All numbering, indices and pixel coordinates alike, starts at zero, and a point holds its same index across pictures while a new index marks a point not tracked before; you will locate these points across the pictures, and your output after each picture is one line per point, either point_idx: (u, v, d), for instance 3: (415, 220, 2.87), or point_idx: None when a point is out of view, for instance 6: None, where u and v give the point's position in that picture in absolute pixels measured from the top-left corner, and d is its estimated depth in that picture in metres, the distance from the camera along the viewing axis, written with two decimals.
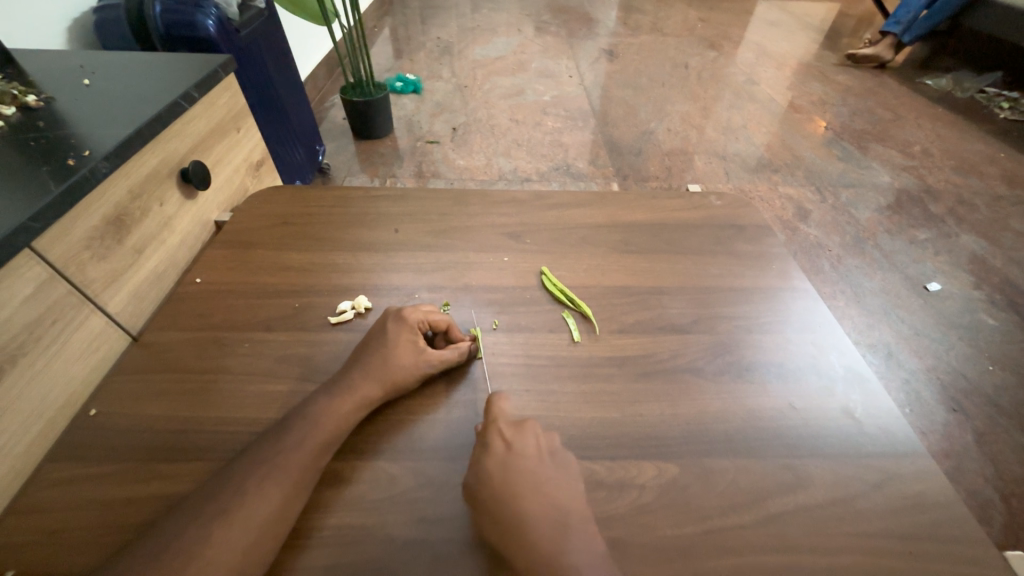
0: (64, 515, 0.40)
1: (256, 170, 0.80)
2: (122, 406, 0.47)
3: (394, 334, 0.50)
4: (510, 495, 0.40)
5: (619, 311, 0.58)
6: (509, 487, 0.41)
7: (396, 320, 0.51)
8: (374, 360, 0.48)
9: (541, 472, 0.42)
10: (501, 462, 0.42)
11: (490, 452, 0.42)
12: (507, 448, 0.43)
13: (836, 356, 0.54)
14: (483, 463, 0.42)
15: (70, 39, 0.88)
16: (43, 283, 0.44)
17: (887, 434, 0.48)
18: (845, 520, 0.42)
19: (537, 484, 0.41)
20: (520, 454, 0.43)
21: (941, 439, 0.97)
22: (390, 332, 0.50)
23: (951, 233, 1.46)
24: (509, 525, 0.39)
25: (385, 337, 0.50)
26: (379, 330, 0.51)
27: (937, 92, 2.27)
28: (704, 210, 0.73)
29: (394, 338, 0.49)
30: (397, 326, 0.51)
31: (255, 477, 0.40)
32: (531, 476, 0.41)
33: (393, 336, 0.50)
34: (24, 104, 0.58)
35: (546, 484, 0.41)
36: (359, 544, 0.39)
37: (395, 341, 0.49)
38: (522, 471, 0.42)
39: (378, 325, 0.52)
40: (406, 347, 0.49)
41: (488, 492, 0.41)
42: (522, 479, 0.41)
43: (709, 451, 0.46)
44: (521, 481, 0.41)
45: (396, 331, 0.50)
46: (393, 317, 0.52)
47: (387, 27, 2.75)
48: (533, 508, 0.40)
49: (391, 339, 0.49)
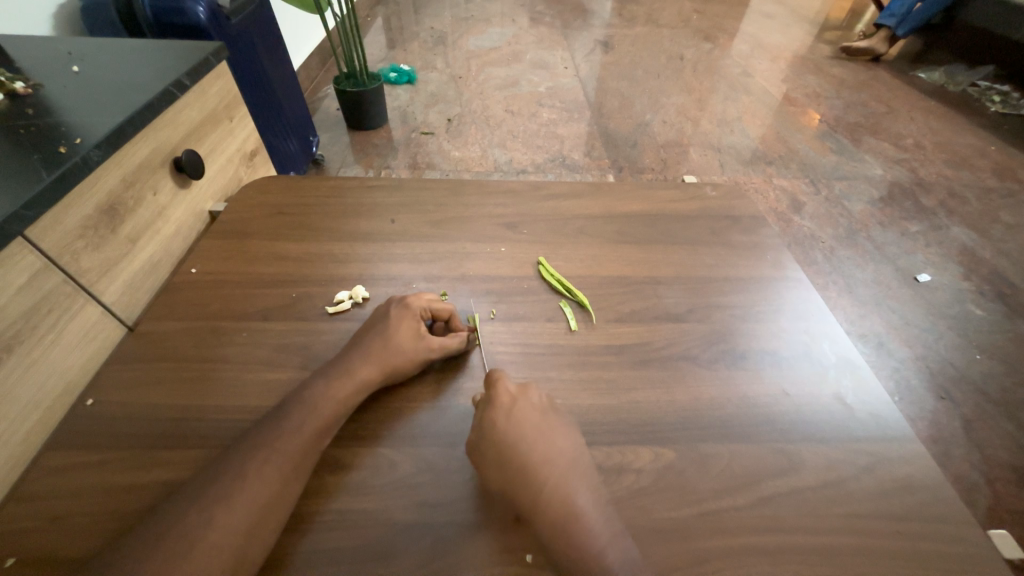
0: (64, 504, 0.40)
1: (250, 160, 0.80)
2: (119, 396, 0.47)
3: (397, 320, 0.50)
4: (514, 447, 0.42)
5: (616, 301, 0.58)
6: (513, 440, 0.42)
7: (400, 306, 0.52)
8: (376, 345, 0.48)
9: (543, 427, 0.44)
10: (505, 417, 0.43)
11: (498, 406, 0.44)
12: (510, 406, 0.44)
13: (828, 344, 0.55)
14: (488, 418, 0.43)
15: (56, 25, 0.87)
16: (37, 271, 0.44)
17: (877, 420, 0.49)
18: (836, 502, 0.43)
19: (539, 438, 0.43)
20: (523, 411, 0.44)
21: (930, 426, 0.99)
22: (392, 318, 0.50)
23: (942, 225, 1.48)
24: (513, 474, 0.41)
25: (385, 324, 0.50)
26: (379, 317, 0.51)
27: (930, 85, 2.29)
28: (699, 201, 0.73)
29: (395, 324, 0.50)
30: (400, 312, 0.51)
31: (255, 462, 0.40)
32: (534, 431, 0.43)
33: (396, 321, 0.50)
34: (12, 90, 0.57)
35: (548, 438, 0.43)
36: (360, 528, 0.40)
37: (397, 327, 0.49)
38: (524, 426, 0.43)
39: (381, 310, 0.52)
40: (407, 334, 0.49)
41: (495, 442, 0.42)
42: (525, 432, 0.43)
43: (704, 437, 0.46)
44: (524, 435, 0.43)
45: (398, 316, 0.51)
46: (397, 302, 0.52)
47: (380, 16, 2.71)
48: (536, 459, 0.41)
49: (392, 325, 0.50)
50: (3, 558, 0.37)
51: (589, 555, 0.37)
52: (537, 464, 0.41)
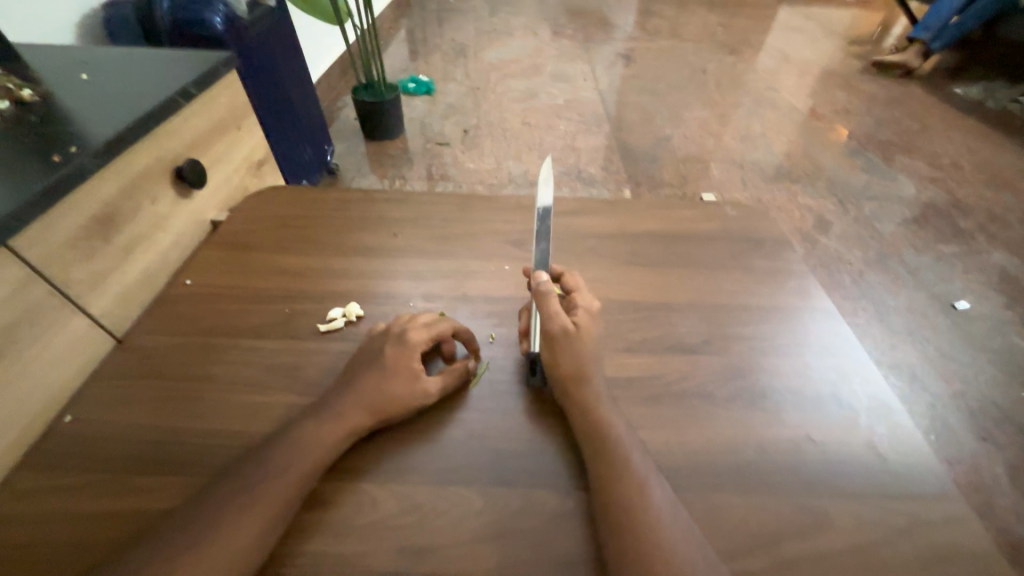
0: (31, 531, 0.38)
1: (257, 169, 0.79)
2: (99, 414, 0.45)
3: (388, 356, 0.47)
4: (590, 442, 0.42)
5: (626, 328, 0.54)
6: (586, 431, 0.43)
7: (399, 343, 0.48)
8: (369, 386, 0.44)
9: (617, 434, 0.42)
10: (580, 360, 0.47)
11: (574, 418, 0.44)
12: (594, 346, 0.49)
13: (859, 383, 0.50)
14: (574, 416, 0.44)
15: (79, 35, 0.88)
16: (21, 284, 0.42)
17: (915, 474, 0.44)
18: (869, 571, 0.38)
19: (622, 449, 0.41)
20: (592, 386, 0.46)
21: (968, 470, 0.91)
22: (386, 356, 0.47)
23: (981, 250, 1.39)
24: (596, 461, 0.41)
25: (371, 356, 0.47)
26: (369, 351, 0.48)
27: (968, 101, 2.19)
28: (719, 222, 0.69)
29: (388, 361, 0.46)
30: (397, 350, 0.47)
31: (230, 502, 0.37)
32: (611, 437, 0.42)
33: (394, 361, 0.46)
34: (19, 98, 0.57)
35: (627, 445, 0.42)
36: (337, 574, 0.37)
37: (396, 368, 0.46)
38: (596, 425, 0.43)
39: (376, 347, 0.48)
40: (403, 373, 0.46)
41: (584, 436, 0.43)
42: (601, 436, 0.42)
43: (718, 486, 0.42)
44: (603, 443, 0.42)
45: (396, 355, 0.47)
46: (397, 338, 0.48)
47: (403, 28, 2.75)
48: (616, 479, 0.40)
49: (388, 364, 0.46)
50: None
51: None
52: (614, 483, 0.40)
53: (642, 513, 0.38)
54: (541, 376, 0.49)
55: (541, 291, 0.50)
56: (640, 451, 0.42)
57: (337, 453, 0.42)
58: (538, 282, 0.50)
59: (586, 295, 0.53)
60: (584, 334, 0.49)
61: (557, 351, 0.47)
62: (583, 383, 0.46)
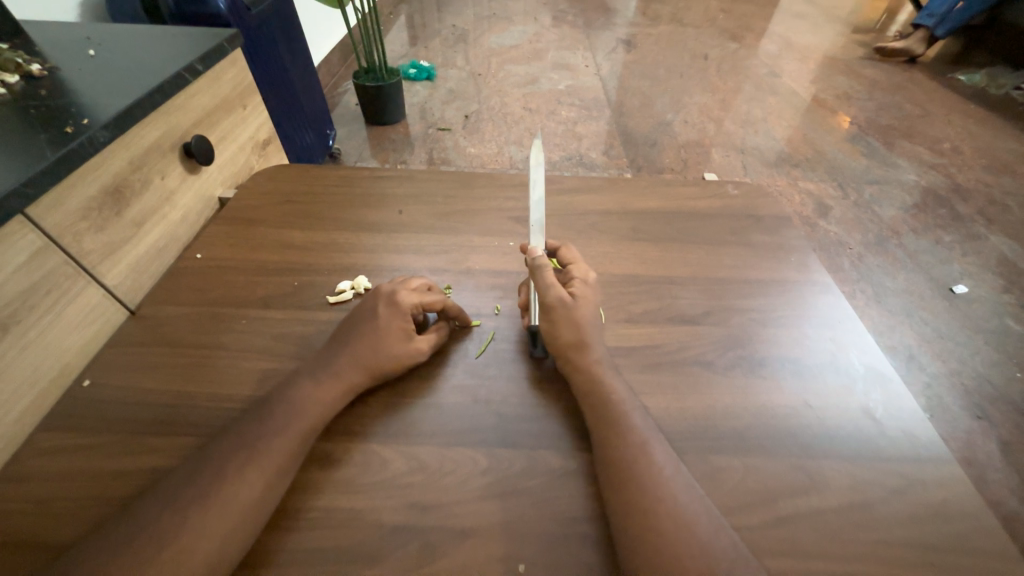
0: (52, 486, 0.39)
1: (262, 149, 0.79)
2: (116, 379, 0.46)
3: (387, 321, 0.48)
4: (594, 409, 0.44)
5: (628, 300, 0.55)
6: (592, 398, 0.44)
7: (388, 305, 0.49)
8: (361, 345, 0.46)
9: (618, 396, 0.44)
10: (582, 327, 0.48)
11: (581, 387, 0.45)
12: (594, 313, 0.50)
13: (856, 354, 0.52)
14: (582, 385, 0.46)
15: (81, 14, 0.88)
16: (37, 251, 0.43)
17: (908, 437, 0.45)
18: (862, 527, 0.39)
19: (624, 410, 0.43)
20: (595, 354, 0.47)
21: (963, 447, 0.93)
22: (382, 318, 0.48)
23: (981, 234, 1.40)
24: (601, 425, 0.43)
25: (374, 322, 0.48)
26: (364, 314, 0.49)
27: (971, 87, 2.18)
28: (720, 199, 0.70)
29: (387, 325, 0.48)
30: (388, 312, 0.48)
31: (239, 461, 0.38)
32: (611, 400, 0.44)
33: (385, 323, 0.48)
34: (27, 73, 0.57)
35: (628, 407, 0.44)
36: (348, 527, 0.38)
37: (386, 328, 0.47)
38: (594, 388, 0.45)
39: (369, 310, 0.49)
40: (395, 335, 0.47)
41: (590, 403, 0.44)
42: (605, 403, 0.44)
43: (716, 448, 0.43)
44: (603, 404, 0.44)
45: (387, 317, 0.48)
46: (386, 300, 0.49)
47: (402, 13, 2.72)
48: (617, 437, 0.41)
49: (382, 325, 0.48)
50: None
51: (676, 545, 0.36)
52: (616, 439, 0.41)
53: (642, 469, 0.40)
54: (542, 347, 0.50)
55: (536, 263, 0.51)
56: (642, 412, 0.44)
57: (335, 412, 0.44)
58: (533, 257, 0.52)
59: (583, 267, 0.54)
60: (583, 303, 0.50)
61: (561, 319, 0.49)
62: (586, 351, 0.47)
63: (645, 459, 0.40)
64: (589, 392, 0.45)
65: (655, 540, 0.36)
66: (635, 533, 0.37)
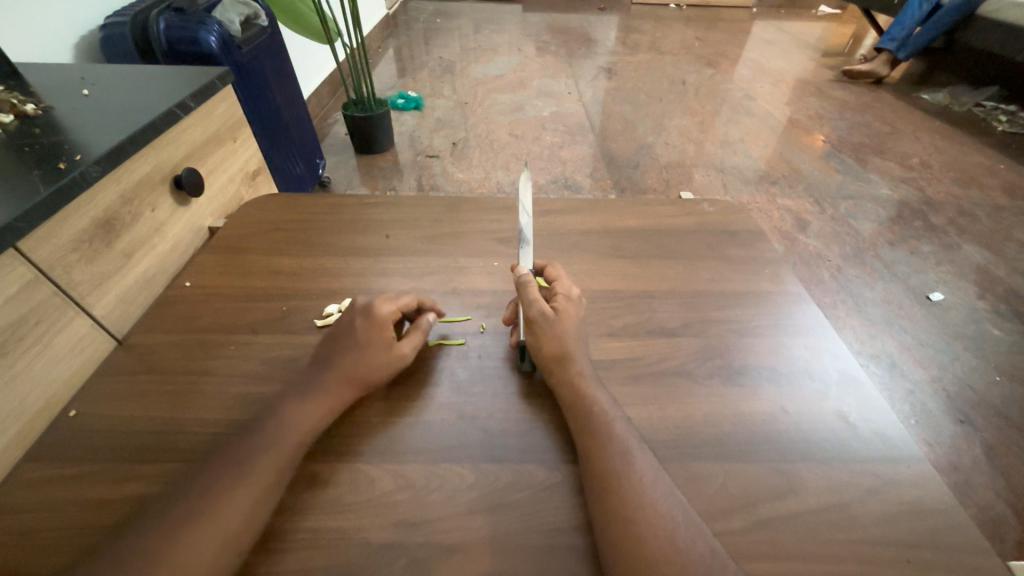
0: (35, 517, 0.39)
1: (252, 179, 0.82)
2: (103, 407, 0.47)
3: (364, 336, 0.49)
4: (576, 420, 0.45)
5: (608, 315, 0.57)
6: (575, 410, 0.45)
7: (365, 317, 0.50)
8: (357, 360, 0.47)
9: (601, 408, 0.45)
10: (563, 342, 0.50)
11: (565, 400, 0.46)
12: (575, 328, 0.52)
13: (830, 359, 0.53)
14: (567, 399, 0.46)
15: (76, 55, 0.92)
16: (27, 283, 0.44)
17: (882, 439, 0.47)
18: (841, 528, 0.40)
19: (605, 420, 0.44)
20: (576, 369, 0.48)
21: (949, 452, 0.94)
22: (360, 331, 0.49)
23: (953, 244, 1.45)
24: (583, 435, 0.44)
25: (355, 336, 0.48)
26: (344, 328, 0.49)
27: (935, 105, 2.30)
28: (696, 216, 0.73)
29: (365, 338, 0.48)
30: (366, 324, 0.49)
31: (226, 478, 0.39)
32: (594, 415, 0.45)
33: (365, 336, 0.49)
34: (23, 112, 0.59)
35: (611, 420, 0.44)
36: (334, 547, 0.38)
37: (369, 342, 0.48)
38: (577, 404, 0.46)
39: (345, 329, 0.49)
40: (376, 346, 0.48)
41: (574, 414, 0.45)
42: (586, 415, 0.45)
43: (697, 455, 0.44)
44: (586, 419, 0.44)
45: (366, 329, 0.49)
46: (362, 313, 0.50)
47: (391, 47, 2.82)
48: (601, 451, 0.42)
49: (361, 338, 0.48)
50: None
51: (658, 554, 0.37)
52: (599, 451, 0.42)
53: (625, 480, 0.40)
54: (530, 361, 0.51)
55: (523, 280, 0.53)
56: (624, 421, 0.45)
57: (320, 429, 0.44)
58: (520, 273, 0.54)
59: (566, 283, 0.56)
60: (564, 317, 0.51)
61: (543, 334, 0.50)
62: (567, 365, 0.48)
63: (627, 470, 0.41)
64: (572, 403, 0.46)
65: (636, 549, 0.37)
66: (618, 542, 0.37)
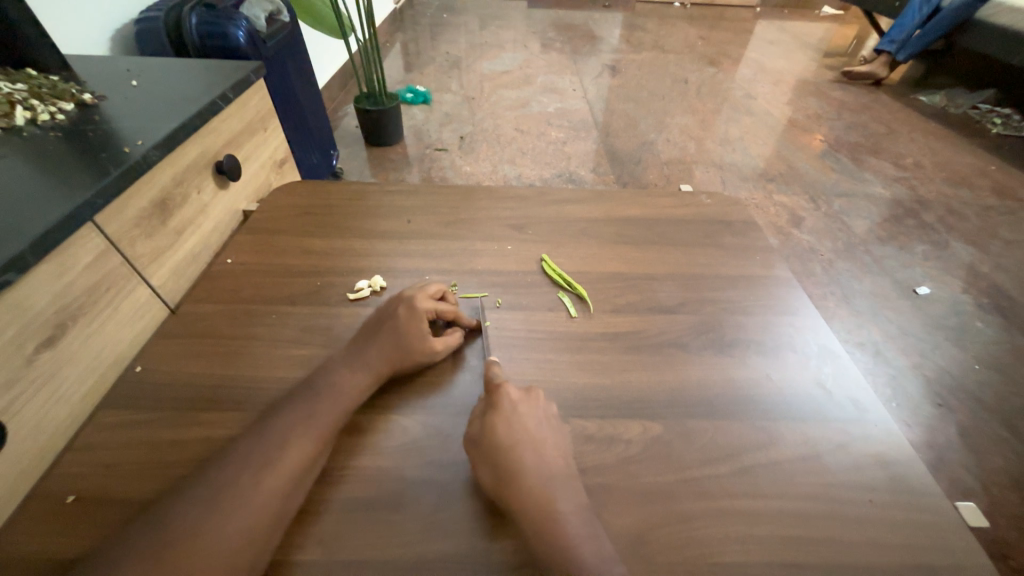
0: (118, 452, 0.45)
1: (280, 167, 0.87)
2: (164, 364, 0.52)
3: (406, 317, 0.54)
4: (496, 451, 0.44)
5: (612, 294, 0.63)
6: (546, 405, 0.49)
7: (409, 307, 0.55)
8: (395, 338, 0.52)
9: (518, 421, 0.46)
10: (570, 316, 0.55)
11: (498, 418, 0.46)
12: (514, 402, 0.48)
13: (812, 335, 0.59)
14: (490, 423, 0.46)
15: (113, 47, 0.97)
16: (100, 253, 0.50)
17: (855, 402, 0.53)
18: (813, 473, 0.46)
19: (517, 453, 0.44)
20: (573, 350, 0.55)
21: (926, 432, 1.01)
22: (403, 317, 0.54)
23: (942, 241, 1.51)
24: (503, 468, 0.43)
25: (398, 319, 0.54)
26: (389, 313, 0.55)
27: (931, 107, 2.35)
28: (694, 207, 0.78)
29: (406, 322, 0.54)
30: (409, 312, 0.55)
31: (282, 416, 0.45)
32: (507, 428, 0.45)
33: (406, 320, 0.54)
34: (80, 101, 0.65)
35: (520, 444, 0.45)
36: (373, 482, 0.44)
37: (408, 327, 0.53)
38: (500, 419, 0.46)
39: (389, 314, 0.55)
40: (414, 329, 0.53)
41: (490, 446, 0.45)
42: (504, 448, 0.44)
43: (691, 413, 0.50)
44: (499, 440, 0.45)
45: (408, 316, 0.54)
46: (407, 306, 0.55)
47: (399, 42, 2.87)
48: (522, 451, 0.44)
49: (401, 323, 0.54)
50: (64, 496, 0.42)
51: (565, 552, 0.39)
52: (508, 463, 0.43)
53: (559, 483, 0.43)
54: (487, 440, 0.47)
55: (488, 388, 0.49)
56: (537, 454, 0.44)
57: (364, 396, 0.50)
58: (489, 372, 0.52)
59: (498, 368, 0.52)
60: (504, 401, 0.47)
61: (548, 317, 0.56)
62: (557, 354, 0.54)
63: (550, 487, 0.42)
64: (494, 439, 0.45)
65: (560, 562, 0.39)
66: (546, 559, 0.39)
